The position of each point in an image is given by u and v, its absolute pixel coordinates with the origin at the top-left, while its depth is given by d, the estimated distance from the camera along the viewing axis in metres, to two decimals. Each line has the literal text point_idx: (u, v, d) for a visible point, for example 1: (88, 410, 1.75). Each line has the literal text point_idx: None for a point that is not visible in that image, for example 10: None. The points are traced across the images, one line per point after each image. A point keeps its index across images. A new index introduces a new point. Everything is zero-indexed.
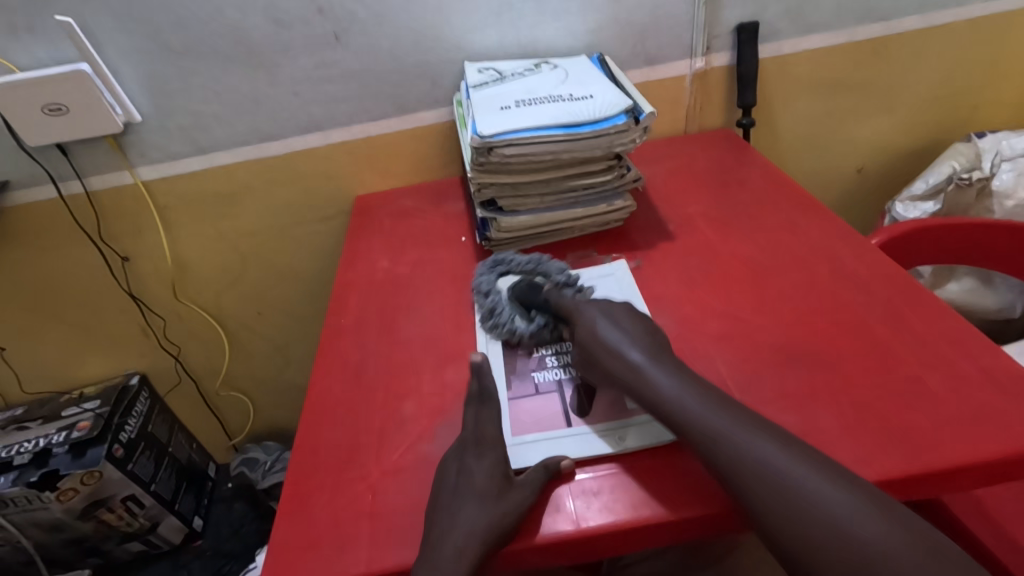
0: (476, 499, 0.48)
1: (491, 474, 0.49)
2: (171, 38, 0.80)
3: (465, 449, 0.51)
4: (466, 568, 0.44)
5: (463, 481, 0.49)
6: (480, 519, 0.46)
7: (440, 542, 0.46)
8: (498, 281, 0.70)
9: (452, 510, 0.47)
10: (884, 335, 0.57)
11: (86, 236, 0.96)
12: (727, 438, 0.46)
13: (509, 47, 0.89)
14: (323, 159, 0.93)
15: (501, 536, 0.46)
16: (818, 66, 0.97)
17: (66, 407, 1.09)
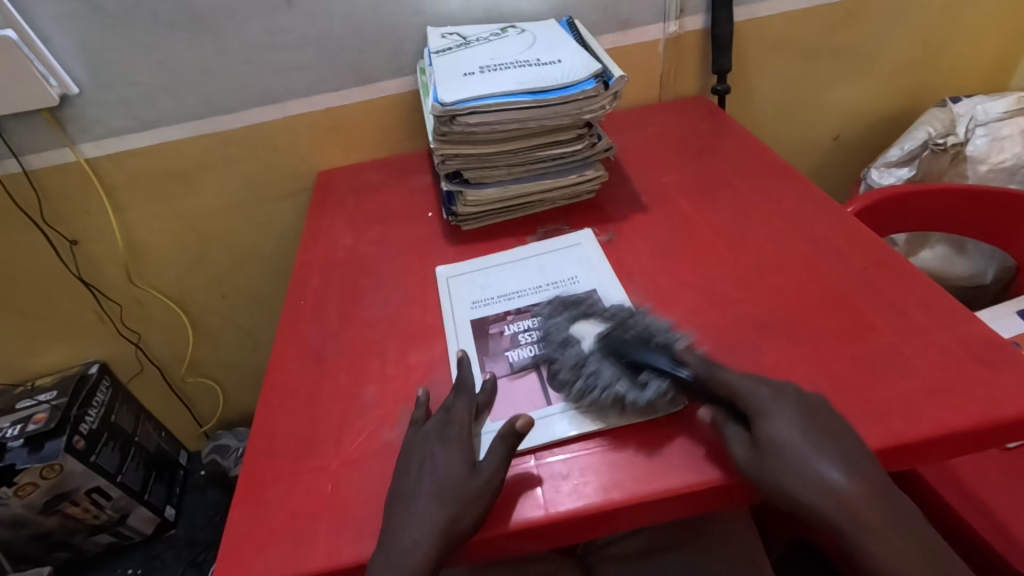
0: (433, 495, 0.45)
1: (452, 461, 0.47)
2: (104, 2, 0.74)
3: (429, 437, 0.49)
4: (421, 563, 0.42)
5: (424, 475, 0.46)
6: (437, 518, 0.44)
7: (397, 536, 0.44)
8: (471, 266, 0.67)
9: (410, 502, 0.45)
10: (857, 304, 0.56)
11: (28, 219, 0.90)
12: (803, 466, 0.42)
13: (474, 11, 0.84)
14: (281, 133, 0.88)
15: (463, 531, 0.43)
16: (795, 29, 0.94)
17: (21, 399, 1.05)
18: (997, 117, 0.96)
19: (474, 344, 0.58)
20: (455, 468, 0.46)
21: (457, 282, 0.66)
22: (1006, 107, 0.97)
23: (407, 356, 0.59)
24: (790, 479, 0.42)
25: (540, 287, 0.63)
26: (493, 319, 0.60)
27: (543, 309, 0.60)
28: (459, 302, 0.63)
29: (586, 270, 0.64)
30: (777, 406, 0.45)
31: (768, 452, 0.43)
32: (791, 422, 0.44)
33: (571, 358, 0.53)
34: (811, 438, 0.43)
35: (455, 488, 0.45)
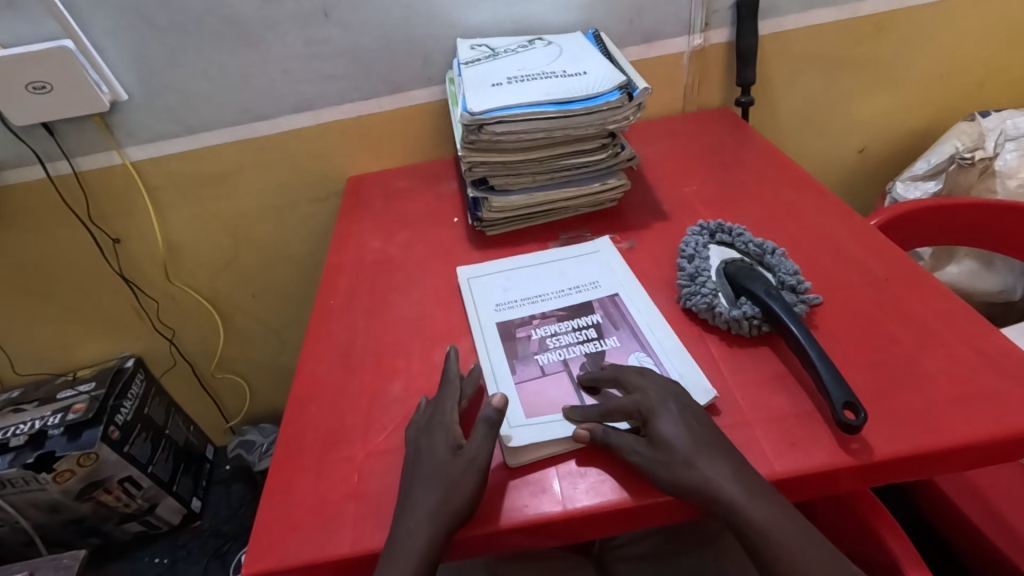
0: (430, 482, 0.47)
1: (448, 450, 0.49)
2: (156, 14, 0.79)
3: (422, 430, 0.51)
4: (428, 540, 0.44)
5: (420, 465, 0.49)
6: (432, 498, 0.46)
7: (402, 520, 0.46)
8: (484, 270, 0.69)
9: (415, 489, 0.47)
10: (878, 316, 0.56)
11: (76, 219, 0.95)
12: (694, 461, 0.45)
13: (502, 24, 0.87)
14: (315, 139, 0.92)
15: (457, 514, 0.45)
16: (819, 42, 0.95)
17: (61, 389, 1.09)
18: None
19: (503, 346, 0.59)
20: (441, 453, 0.49)
21: (478, 283, 0.68)
22: None
23: (431, 355, 0.61)
24: (685, 476, 0.45)
25: (563, 291, 0.65)
26: (520, 324, 0.61)
27: (568, 313, 0.62)
28: (483, 303, 0.65)
29: (606, 275, 0.66)
30: (662, 405, 0.49)
31: (660, 453, 0.46)
32: (677, 422, 0.47)
33: (695, 268, 0.62)
34: (692, 432, 0.47)
35: (445, 474, 0.47)
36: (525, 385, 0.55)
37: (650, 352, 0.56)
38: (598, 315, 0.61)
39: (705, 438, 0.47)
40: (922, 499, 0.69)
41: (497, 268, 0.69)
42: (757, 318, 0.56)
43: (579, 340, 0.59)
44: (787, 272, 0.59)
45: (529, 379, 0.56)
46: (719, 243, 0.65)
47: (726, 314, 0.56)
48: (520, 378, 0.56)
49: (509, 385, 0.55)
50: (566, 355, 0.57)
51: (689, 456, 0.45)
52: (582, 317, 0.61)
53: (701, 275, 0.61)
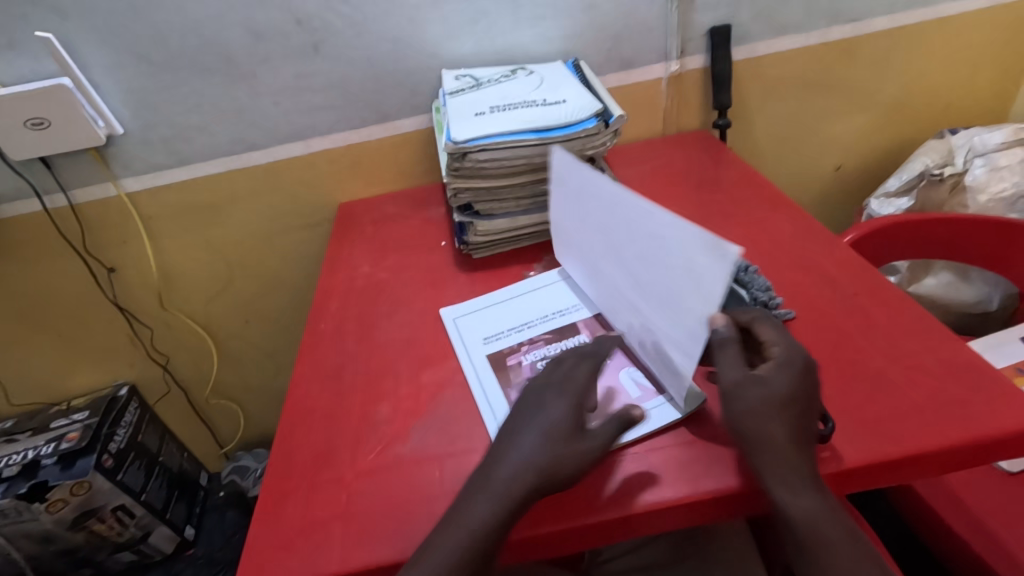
0: (537, 435, 0.50)
1: (565, 412, 0.51)
2: (151, 52, 0.82)
3: (548, 389, 0.54)
4: (514, 487, 0.47)
5: (478, 468, 0.49)
6: (532, 452, 0.49)
7: (495, 467, 0.49)
8: (467, 302, 0.71)
9: (514, 442, 0.50)
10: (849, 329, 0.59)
11: (72, 249, 0.97)
12: (776, 427, 0.46)
13: (485, 54, 0.90)
14: (306, 167, 0.94)
15: (546, 472, 0.48)
16: (792, 67, 0.99)
17: (55, 418, 1.10)
18: (995, 147, 0.98)
19: (495, 377, 0.60)
20: (559, 411, 0.51)
21: (465, 322, 0.68)
22: (1003, 137, 0.98)
23: (419, 376, 0.62)
24: (761, 438, 0.46)
25: (548, 316, 0.67)
26: (509, 351, 0.63)
27: (555, 335, 0.64)
28: (471, 338, 0.66)
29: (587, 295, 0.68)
30: (788, 363, 0.50)
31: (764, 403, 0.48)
32: (789, 382, 0.48)
33: None
34: (793, 399, 0.48)
35: (501, 476, 0.48)
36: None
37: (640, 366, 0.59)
38: (583, 335, 0.63)
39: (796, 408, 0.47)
40: (902, 507, 0.71)
41: (480, 299, 0.71)
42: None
43: None
44: (760, 288, 0.61)
45: None
46: None
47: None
48: (518, 406, 0.57)
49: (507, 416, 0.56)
50: None
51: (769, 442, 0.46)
52: (569, 338, 0.63)
53: None
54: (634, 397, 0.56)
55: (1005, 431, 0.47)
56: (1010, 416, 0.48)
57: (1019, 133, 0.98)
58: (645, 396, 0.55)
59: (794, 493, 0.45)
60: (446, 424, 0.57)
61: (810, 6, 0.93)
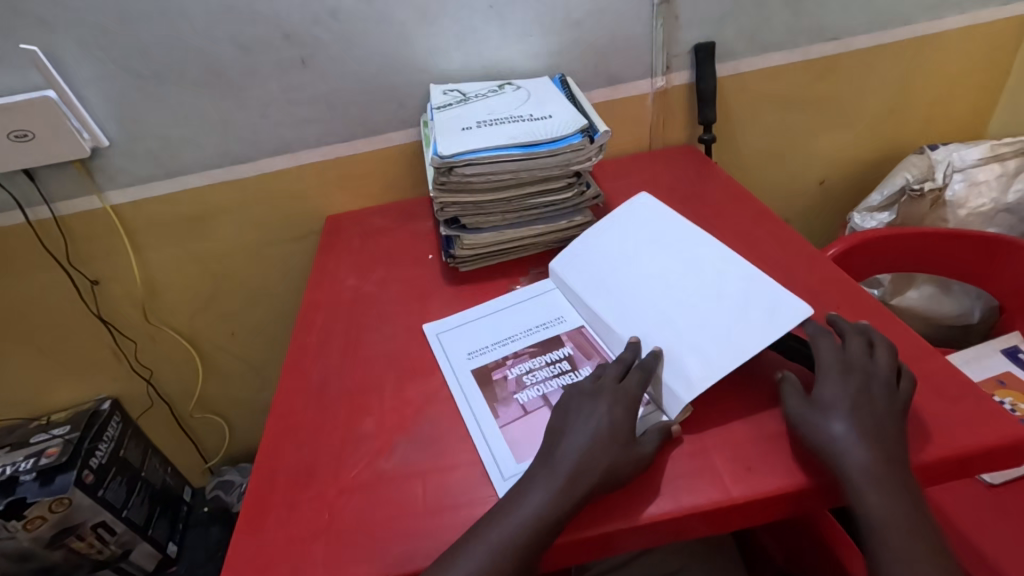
0: (588, 433, 0.51)
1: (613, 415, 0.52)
2: (137, 65, 0.81)
3: (591, 394, 0.54)
4: (566, 483, 0.48)
5: (536, 467, 0.50)
6: (584, 448, 0.50)
7: (553, 457, 0.50)
8: (449, 319, 0.71)
9: (568, 435, 0.51)
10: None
11: (55, 262, 0.96)
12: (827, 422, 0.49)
13: (473, 69, 0.91)
14: (293, 180, 0.94)
15: (601, 467, 0.49)
16: (775, 83, 1.00)
17: (35, 433, 1.08)
18: (973, 163, 1.00)
19: (481, 393, 0.60)
20: (604, 415, 0.52)
21: (449, 338, 0.68)
22: (981, 153, 1.00)
23: (403, 390, 0.62)
24: (816, 434, 0.49)
25: (532, 328, 0.67)
26: (494, 365, 0.63)
27: (539, 348, 0.64)
28: (456, 354, 0.65)
29: (569, 307, 0.69)
30: (842, 373, 0.52)
31: (814, 410, 0.50)
32: (843, 391, 0.51)
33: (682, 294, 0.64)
34: (853, 400, 0.50)
35: (560, 477, 0.48)
36: (511, 427, 0.56)
37: None
38: (568, 348, 0.63)
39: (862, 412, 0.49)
40: None
41: (464, 314, 0.71)
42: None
43: (555, 374, 0.61)
44: None
45: (512, 420, 0.57)
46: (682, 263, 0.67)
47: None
48: (505, 421, 0.57)
49: (494, 430, 0.56)
50: (544, 390, 0.59)
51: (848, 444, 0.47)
52: (554, 350, 0.63)
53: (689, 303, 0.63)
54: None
55: (987, 444, 0.48)
56: (989, 428, 0.49)
57: (997, 149, 1.00)
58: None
59: (871, 485, 0.46)
60: (430, 438, 0.57)
61: (793, 24, 0.95)
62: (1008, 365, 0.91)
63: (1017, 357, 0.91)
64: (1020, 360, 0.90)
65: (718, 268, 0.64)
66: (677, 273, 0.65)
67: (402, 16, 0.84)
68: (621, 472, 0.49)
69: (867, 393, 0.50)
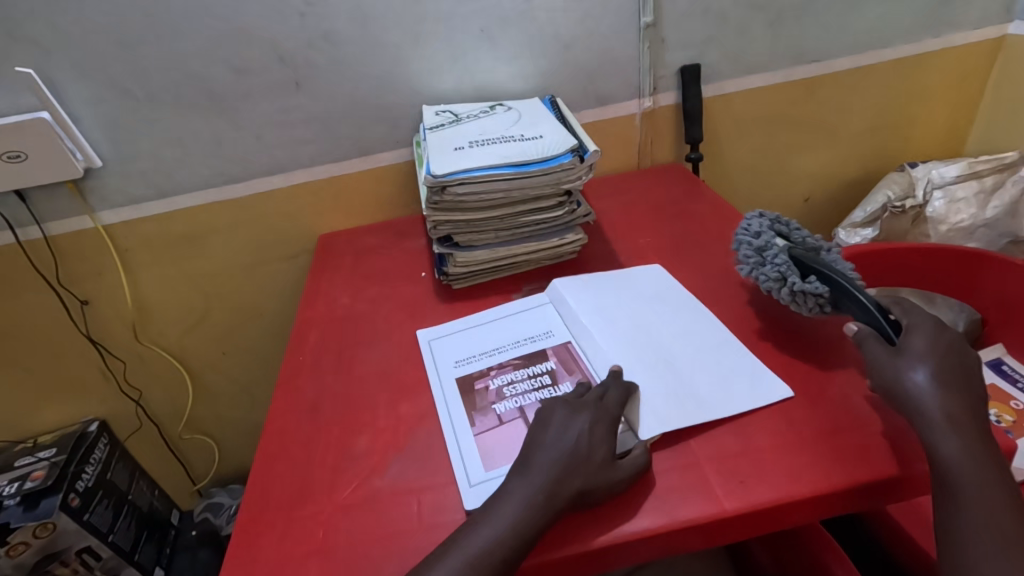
0: (556, 446, 0.52)
1: (585, 432, 0.52)
2: (132, 87, 0.82)
3: (567, 408, 0.55)
4: (537, 496, 0.48)
5: (512, 480, 0.50)
6: (554, 461, 0.50)
7: (529, 464, 0.51)
8: (441, 326, 0.72)
9: (542, 447, 0.52)
10: (822, 356, 0.61)
11: (44, 282, 0.95)
12: (912, 364, 0.53)
13: (465, 91, 0.93)
14: (286, 199, 0.95)
15: (571, 481, 0.49)
16: (760, 104, 1.03)
17: (19, 457, 1.06)
18: (952, 179, 1.03)
19: (461, 401, 0.61)
20: (575, 431, 0.52)
21: (439, 345, 0.70)
22: (959, 170, 1.03)
23: (397, 408, 0.62)
24: (903, 379, 0.52)
25: (517, 342, 0.67)
26: (478, 375, 0.64)
27: (524, 361, 0.65)
28: (443, 361, 0.67)
29: (558, 322, 0.69)
30: (930, 330, 0.55)
31: (899, 355, 0.54)
32: (926, 343, 0.54)
33: (765, 248, 0.67)
34: (931, 354, 0.53)
35: (538, 489, 0.49)
36: (484, 436, 0.57)
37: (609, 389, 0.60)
38: (552, 362, 0.64)
39: (947, 367, 0.52)
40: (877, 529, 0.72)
41: (453, 323, 0.73)
42: (822, 297, 0.61)
43: (534, 387, 0.61)
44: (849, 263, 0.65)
45: (488, 429, 0.58)
46: (780, 232, 0.70)
47: (795, 287, 0.62)
48: (479, 430, 0.58)
49: (468, 438, 0.57)
50: (522, 402, 0.60)
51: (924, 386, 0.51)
52: (537, 364, 0.64)
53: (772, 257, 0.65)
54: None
55: None
56: None
57: (974, 166, 1.03)
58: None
59: (945, 435, 0.49)
60: (423, 456, 0.57)
61: (775, 48, 0.98)
62: (993, 377, 0.95)
63: (1002, 370, 0.95)
64: (1004, 371, 0.95)
65: (709, 330, 0.66)
66: (677, 327, 0.67)
67: (395, 39, 0.86)
68: (596, 488, 0.49)
69: (955, 350, 0.54)
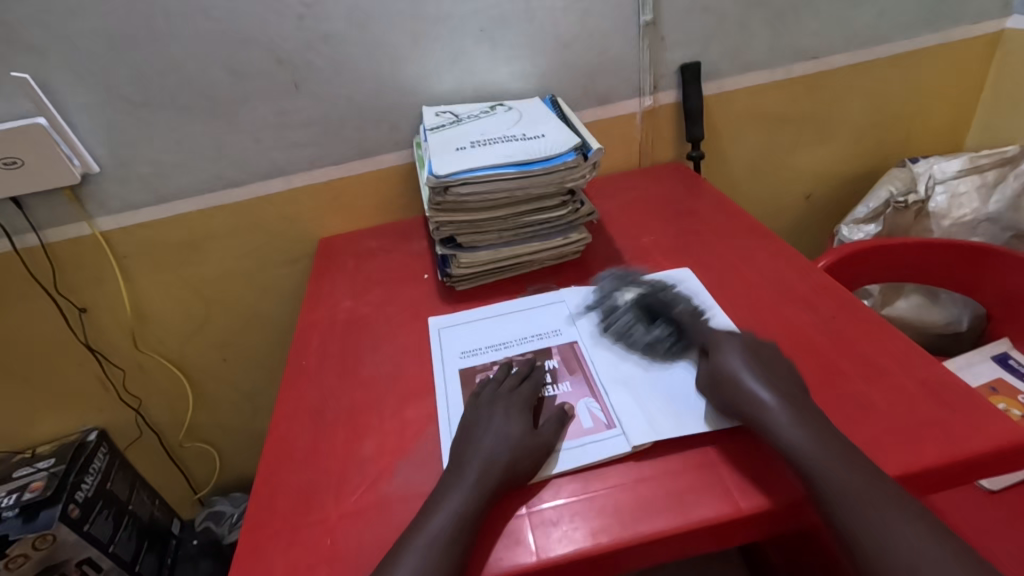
0: (492, 432, 0.55)
1: (520, 420, 0.56)
2: (129, 91, 0.81)
3: (498, 396, 0.58)
4: (474, 478, 0.51)
5: (451, 474, 0.52)
6: (495, 447, 0.53)
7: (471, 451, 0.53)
8: (449, 318, 0.73)
9: (480, 432, 0.55)
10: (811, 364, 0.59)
11: (40, 289, 0.94)
12: (744, 387, 0.54)
13: (465, 92, 0.92)
14: (287, 204, 0.94)
15: (512, 468, 0.52)
16: (759, 102, 1.03)
17: (18, 468, 1.04)
18: (953, 175, 1.03)
19: (461, 392, 0.62)
20: (514, 422, 0.55)
21: (448, 334, 0.71)
22: (961, 165, 1.03)
23: (403, 411, 0.61)
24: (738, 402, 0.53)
25: (526, 338, 0.68)
26: (480, 368, 0.65)
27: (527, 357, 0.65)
28: (449, 352, 0.68)
29: (567, 321, 0.69)
30: (733, 346, 0.58)
31: (719, 373, 0.56)
32: (739, 354, 0.57)
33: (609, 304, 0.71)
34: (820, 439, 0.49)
35: (472, 475, 0.51)
36: None
37: (599, 398, 0.59)
38: (554, 360, 0.64)
39: (766, 376, 0.55)
40: None
41: (458, 315, 0.73)
42: (668, 341, 0.64)
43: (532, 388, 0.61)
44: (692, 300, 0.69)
45: None
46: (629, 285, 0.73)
47: (641, 337, 0.65)
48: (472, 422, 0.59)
49: None
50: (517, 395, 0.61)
51: (761, 393, 0.53)
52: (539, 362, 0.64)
53: (616, 312, 0.69)
54: (587, 428, 0.56)
55: (985, 449, 0.49)
56: (983, 436, 0.50)
57: (975, 161, 1.02)
58: (597, 427, 0.56)
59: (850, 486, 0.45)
60: (432, 460, 0.56)
61: (774, 44, 0.97)
62: (999, 371, 0.92)
63: (1008, 364, 0.92)
64: (1011, 366, 0.92)
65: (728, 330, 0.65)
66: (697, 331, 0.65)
67: (394, 40, 0.85)
68: (524, 463, 0.52)
69: (758, 360, 0.56)
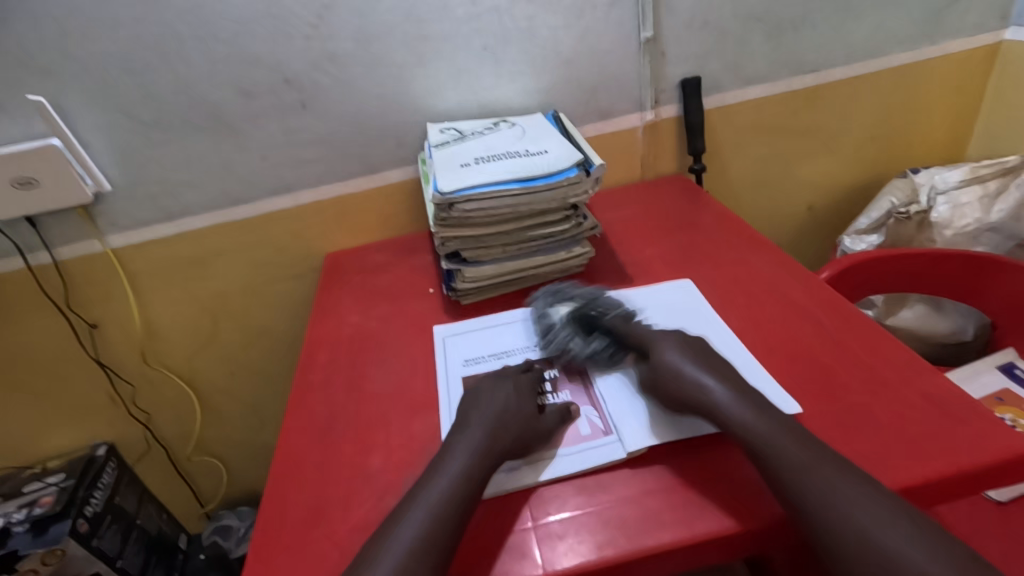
0: (497, 399, 0.58)
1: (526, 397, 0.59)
2: (140, 111, 0.83)
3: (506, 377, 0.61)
4: (479, 438, 0.54)
5: None
6: (500, 412, 0.56)
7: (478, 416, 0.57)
8: (453, 326, 0.75)
9: (487, 399, 0.58)
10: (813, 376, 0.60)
11: (52, 306, 0.95)
12: (697, 384, 0.56)
13: (469, 108, 0.94)
14: (294, 220, 0.96)
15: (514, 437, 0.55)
16: (760, 115, 1.04)
17: (27, 482, 1.05)
18: (955, 185, 1.04)
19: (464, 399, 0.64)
20: (521, 400, 0.58)
21: (452, 342, 0.73)
22: (962, 175, 1.04)
23: (409, 426, 0.62)
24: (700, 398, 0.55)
25: (528, 347, 0.69)
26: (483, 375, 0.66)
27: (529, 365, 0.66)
28: (453, 359, 0.70)
29: None
30: (671, 346, 0.60)
31: (663, 371, 0.58)
32: (678, 350, 0.59)
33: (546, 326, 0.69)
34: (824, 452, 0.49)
35: (478, 436, 0.54)
36: None
37: (598, 407, 0.61)
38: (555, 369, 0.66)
39: (721, 371, 0.57)
40: None
41: (462, 325, 0.75)
42: (604, 351, 0.65)
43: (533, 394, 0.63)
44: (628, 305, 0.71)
45: None
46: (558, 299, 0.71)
47: (581, 352, 0.65)
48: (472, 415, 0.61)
49: None
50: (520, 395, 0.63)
51: (710, 385, 0.55)
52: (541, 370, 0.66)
53: (552, 330, 0.68)
54: (584, 434, 0.58)
55: (988, 461, 0.49)
56: (986, 448, 0.50)
57: (977, 170, 1.03)
58: (594, 434, 0.58)
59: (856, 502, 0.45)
60: None
61: (773, 59, 0.99)
62: (1005, 381, 0.92)
63: (1014, 374, 0.92)
64: (1017, 375, 0.92)
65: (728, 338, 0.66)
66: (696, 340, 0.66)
67: (399, 59, 0.87)
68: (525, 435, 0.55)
69: (701, 355, 0.59)
